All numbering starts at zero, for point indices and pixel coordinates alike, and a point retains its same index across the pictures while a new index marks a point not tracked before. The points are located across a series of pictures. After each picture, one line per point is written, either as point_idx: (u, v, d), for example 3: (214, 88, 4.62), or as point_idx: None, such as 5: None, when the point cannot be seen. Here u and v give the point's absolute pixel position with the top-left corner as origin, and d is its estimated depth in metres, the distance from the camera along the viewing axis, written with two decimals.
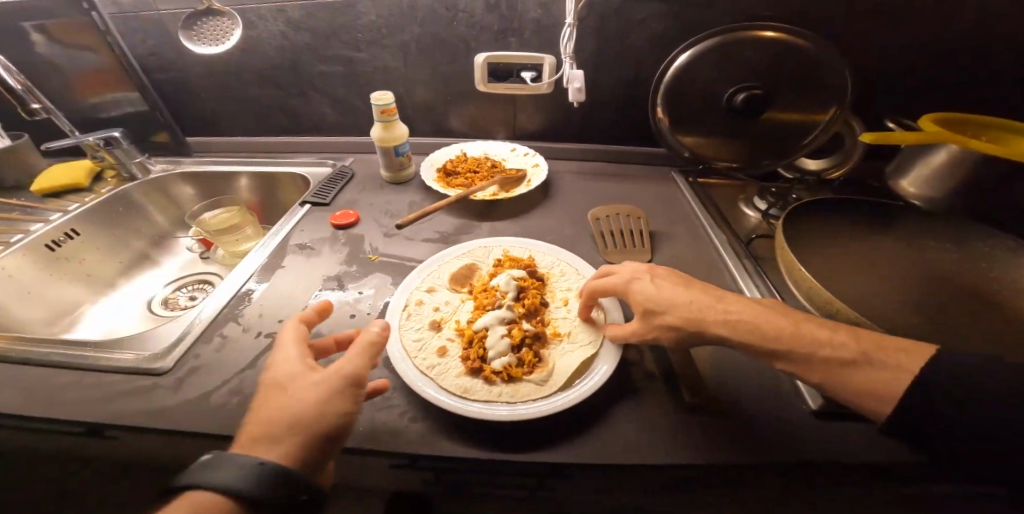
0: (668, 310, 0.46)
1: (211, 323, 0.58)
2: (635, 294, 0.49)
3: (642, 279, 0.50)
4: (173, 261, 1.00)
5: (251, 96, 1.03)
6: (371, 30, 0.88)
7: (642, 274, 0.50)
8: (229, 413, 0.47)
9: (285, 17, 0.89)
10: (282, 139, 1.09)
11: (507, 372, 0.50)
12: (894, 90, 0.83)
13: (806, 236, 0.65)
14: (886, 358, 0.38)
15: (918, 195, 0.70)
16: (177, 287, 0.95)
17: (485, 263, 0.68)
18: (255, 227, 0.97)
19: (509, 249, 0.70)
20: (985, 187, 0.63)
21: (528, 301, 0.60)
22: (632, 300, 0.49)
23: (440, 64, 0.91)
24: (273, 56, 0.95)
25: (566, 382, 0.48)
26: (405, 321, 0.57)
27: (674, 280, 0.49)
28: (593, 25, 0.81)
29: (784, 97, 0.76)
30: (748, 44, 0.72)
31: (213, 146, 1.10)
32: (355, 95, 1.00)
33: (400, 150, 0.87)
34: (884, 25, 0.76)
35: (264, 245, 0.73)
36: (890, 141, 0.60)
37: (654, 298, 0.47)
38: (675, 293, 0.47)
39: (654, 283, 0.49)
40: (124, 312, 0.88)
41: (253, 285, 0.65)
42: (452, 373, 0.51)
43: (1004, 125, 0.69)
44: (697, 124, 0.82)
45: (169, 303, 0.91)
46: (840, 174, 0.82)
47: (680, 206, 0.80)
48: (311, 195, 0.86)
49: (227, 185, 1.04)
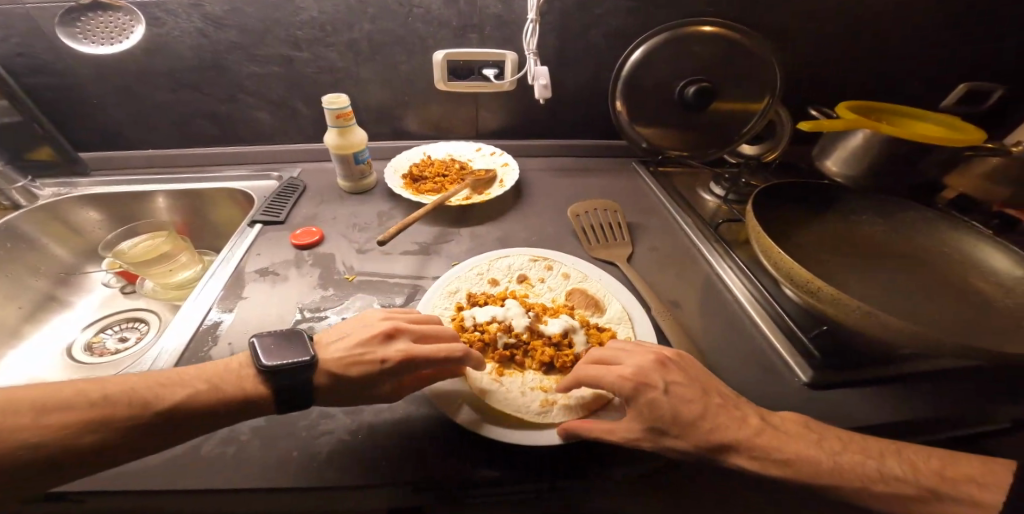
0: (671, 432, 0.40)
1: (175, 369, 0.51)
2: (653, 406, 0.40)
3: (652, 389, 0.41)
4: (87, 301, 0.84)
5: (164, 102, 0.88)
6: (313, 26, 0.80)
7: (655, 382, 0.41)
8: (228, 464, 0.42)
9: (204, 11, 0.77)
10: (208, 150, 0.96)
11: (462, 325, 0.55)
12: (815, 80, 0.94)
13: (778, 212, 0.68)
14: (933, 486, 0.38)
15: (841, 173, 0.81)
16: (100, 329, 0.80)
17: (596, 293, 0.61)
18: (190, 253, 0.85)
19: (619, 308, 0.58)
20: (897, 163, 0.74)
21: (541, 358, 0.52)
22: (631, 410, 0.41)
23: (395, 63, 0.86)
24: (189, 56, 0.82)
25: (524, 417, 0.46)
26: (508, 258, 0.67)
27: (686, 386, 0.42)
28: (553, 21, 0.81)
29: (725, 89, 0.82)
30: (693, 40, 0.77)
31: (119, 163, 0.93)
32: (297, 99, 0.91)
33: (360, 158, 0.81)
34: (805, 23, 0.85)
35: (215, 274, 0.64)
36: (822, 129, 0.67)
37: (678, 422, 0.40)
38: (708, 421, 0.40)
39: (665, 401, 0.41)
40: (37, 361, 0.73)
41: (215, 321, 0.57)
42: (438, 305, 0.58)
43: (900, 111, 0.81)
44: (652, 117, 0.86)
45: (93, 348, 0.77)
46: (774, 157, 0.91)
47: (646, 197, 0.84)
48: (260, 213, 0.77)
49: (144, 206, 0.89)
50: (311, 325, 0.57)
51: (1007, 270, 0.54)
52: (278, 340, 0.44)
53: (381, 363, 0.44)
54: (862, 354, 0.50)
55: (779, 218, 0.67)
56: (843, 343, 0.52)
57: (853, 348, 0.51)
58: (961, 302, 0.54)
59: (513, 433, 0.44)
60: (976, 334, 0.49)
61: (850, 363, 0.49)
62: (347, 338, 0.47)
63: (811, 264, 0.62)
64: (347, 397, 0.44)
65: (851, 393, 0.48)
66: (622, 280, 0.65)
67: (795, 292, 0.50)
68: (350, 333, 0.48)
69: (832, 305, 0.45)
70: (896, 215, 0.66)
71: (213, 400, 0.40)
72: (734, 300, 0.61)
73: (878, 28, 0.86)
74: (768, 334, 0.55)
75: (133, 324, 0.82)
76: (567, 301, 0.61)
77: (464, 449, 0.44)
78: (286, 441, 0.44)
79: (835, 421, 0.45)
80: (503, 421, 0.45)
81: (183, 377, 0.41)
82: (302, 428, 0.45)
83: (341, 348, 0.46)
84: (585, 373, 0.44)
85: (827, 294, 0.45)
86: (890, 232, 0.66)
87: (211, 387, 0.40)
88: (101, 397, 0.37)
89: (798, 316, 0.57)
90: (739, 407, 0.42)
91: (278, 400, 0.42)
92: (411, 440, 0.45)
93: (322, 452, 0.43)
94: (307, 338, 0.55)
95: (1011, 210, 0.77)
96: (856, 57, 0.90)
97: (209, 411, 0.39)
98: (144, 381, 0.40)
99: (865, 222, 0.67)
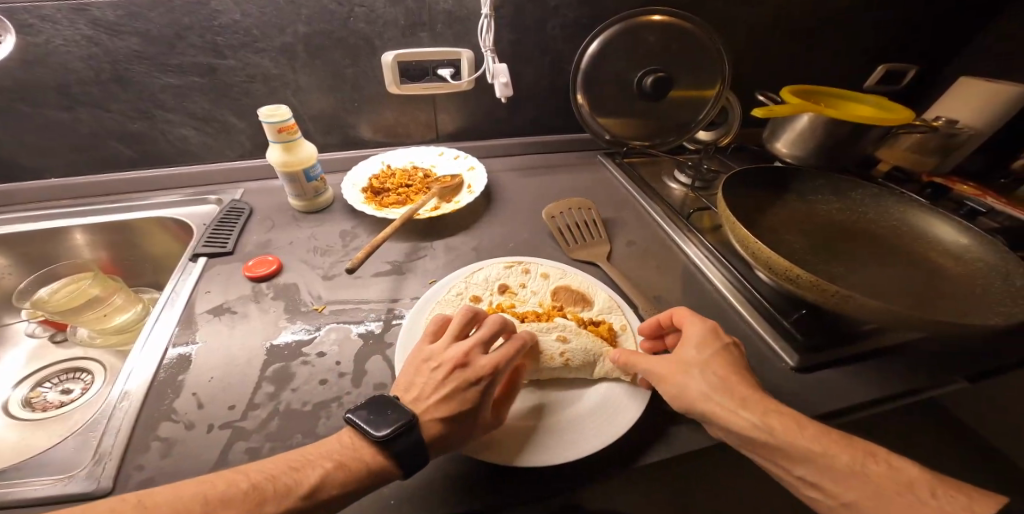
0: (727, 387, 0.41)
1: (136, 427, 0.44)
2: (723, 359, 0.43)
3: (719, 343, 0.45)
4: (10, 355, 0.72)
5: (62, 123, 0.75)
6: (237, 31, 0.71)
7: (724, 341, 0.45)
8: None
9: (93, 16, 0.66)
10: (129, 175, 0.83)
11: None
12: (760, 65, 0.97)
13: (745, 197, 0.70)
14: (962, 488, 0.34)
15: (791, 154, 0.85)
16: (34, 385, 0.69)
17: (587, 293, 0.59)
18: (125, 292, 0.74)
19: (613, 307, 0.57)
20: (840, 144, 0.80)
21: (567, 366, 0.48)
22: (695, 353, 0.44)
23: (338, 68, 0.79)
24: (83, 68, 0.70)
25: (553, 433, 0.43)
26: (485, 268, 0.63)
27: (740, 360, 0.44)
28: (507, 16, 0.78)
29: (680, 77, 0.83)
30: (643, 29, 0.77)
31: (20, 197, 0.79)
32: (227, 111, 0.81)
33: (311, 175, 0.74)
34: (749, 9, 0.87)
35: (159, 319, 0.56)
36: (775, 115, 0.70)
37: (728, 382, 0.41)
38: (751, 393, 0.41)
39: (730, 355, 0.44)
40: None
41: (168, 372, 0.50)
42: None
43: (837, 94, 0.88)
44: (614, 109, 0.85)
45: (33, 404, 0.65)
46: (728, 141, 0.95)
47: (616, 190, 0.85)
48: (202, 244, 0.68)
49: (60, 243, 0.77)
50: (284, 365, 0.51)
51: (954, 241, 0.61)
52: (376, 410, 0.40)
53: (475, 388, 0.42)
54: (837, 334, 0.54)
55: (747, 202, 0.70)
56: (820, 325, 0.55)
57: (829, 328, 0.55)
58: (917, 270, 0.60)
59: (545, 453, 0.41)
60: (931, 306, 0.54)
61: (828, 346, 0.52)
62: (424, 384, 0.43)
63: (778, 245, 0.65)
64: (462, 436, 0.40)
65: (832, 373, 0.51)
66: (606, 280, 0.65)
67: (777, 281, 0.51)
68: (421, 378, 0.43)
69: (812, 289, 0.47)
70: (850, 193, 0.71)
71: (349, 480, 0.36)
72: (714, 289, 0.63)
73: (814, 13, 0.91)
74: (750, 320, 0.57)
75: (76, 374, 0.71)
76: (555, 302, 0.59)
77: (477, 472, 0.42)
78: None
79: (819, 398, 0.48)
80: (521, 447, 0.42)
81: (318, 461, 0.37)
82: None
83: (426, 394, 0.42)
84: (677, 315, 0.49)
85: (806, 280, 0.47)
86: (844, 208, 0.71)
87: (335, 466, 0.36)
88: (252, 487, 0.34)
89: (775, 298, 0.59)
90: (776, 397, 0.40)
91: (401, 471, 0.38)
92: (424, 472, 0.42)
93: None
94: (283, 379, 0.50)
95: (938, 178, 0.88)
96: (792, 43, 0.95)
97: (345, 494, 0.36)
98: (290, 466, 0.36)
99: (820, 202, 0.72)
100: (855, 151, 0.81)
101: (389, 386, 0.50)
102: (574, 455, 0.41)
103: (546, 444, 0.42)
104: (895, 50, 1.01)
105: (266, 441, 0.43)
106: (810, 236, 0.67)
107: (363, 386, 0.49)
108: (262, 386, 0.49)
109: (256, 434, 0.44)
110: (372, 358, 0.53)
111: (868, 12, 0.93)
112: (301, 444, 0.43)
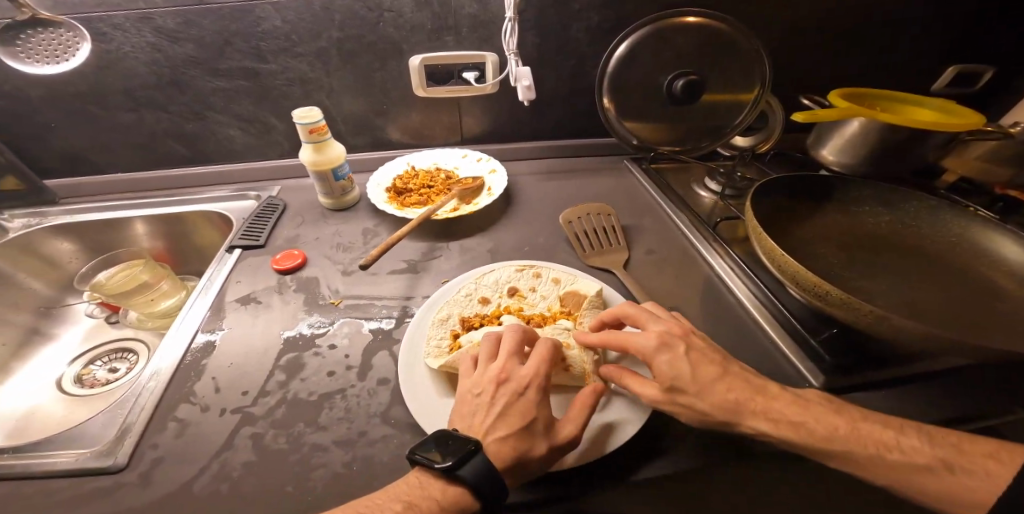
0: (717, 406, 0.40)
1: (160, 406, 0.48)
2: (688, 368, 0.42)
3: (675, 349, 0.43)
4: (72, 333, 0.80)
5: (129, 124, 0.85)
6: (277, 36, 0.76)
7: (678, 341, 0.44)
8: (218, 504, 0.39)
9: (156, 25, 0.73)
10: (183, 171, 0.92)
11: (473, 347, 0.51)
12: (807, 65, 0.91)
13: (778, 207, 0.65)
14: (954, 464, 0.35)
15: (838, 162, 0.79)
16: (87, 363, 0.76)
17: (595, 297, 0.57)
18: (172, 280, 0.81)
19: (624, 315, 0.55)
20: (891, 151, 0.73)
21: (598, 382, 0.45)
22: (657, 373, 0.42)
23: (368, 71, 0.82)
24: (146, 73, 0.78)
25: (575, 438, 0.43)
26: (497, 270, 0.62)
27: (700, 354, 0.43)
28: (532, 18, 0.78)
29: (713, 80, 0.79)
30: (676, 30, 0.74)
31: (92, 189, 0.89)
32: (268, 113, 0.87)
33: (339, 173, 0.77)
34: (793, 6, 0.82)
35: (194, 304, 0.61)
36: (816, 119, 0.65)
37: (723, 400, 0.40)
38: (748, 402, 0.40)
39: (690, 360, 0.42)
40: (28, 395, 0.70)
41: (199, 350, 0.54)
42: (432, 337, 0.53)
43: (896, 97, 0.80)
44: (641, 112, 0.83)
45: (84, 381, 0.73)
46: (768, 147, 0.90)
47: (641, 197, 0.82)
48: (239, 237, 0.73)
49: (123, 231, 0.85)
50: (297, 355, 0.54)
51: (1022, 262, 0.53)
52: (437, 442, 0.39)
53: (524, 399, 0.43)
54: (873, 355, 0.49)
55: (778, 209, 0.65)
56: (853, 345, 0.50)
57: (864, 350, 0.49)
58: (977, 292, 0.53)
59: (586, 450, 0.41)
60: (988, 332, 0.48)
61: (862, 365, 0.47)
62: (473, 411, 0.43)
63: (813, 260, 0.60)
64: (532, 450, 0.39)
65: (865, 399, 0.46)
66: (619, 288, 0.62)
67: (803, 298, 0.47)
68: (467, 408, 0.43)
69: (843, 308, 0.42)
70: (903, 204, 0.63)
71: None
72: (737, 303, 0.58)
73: (870, 9, 0.83)
74: (773, 336, 0.52)
75: (123, 353, 0.78)
76: (564, 307, 0.57)
77: None
78: (277, 480, 0.41)
79: None
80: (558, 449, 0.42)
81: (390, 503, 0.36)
82: (293, 465, 0.42)
83: (479, 420, 0.42)
84: (613, 336, 0.47)
85: (835, 296, 0.42)
86: (894, 222, 0.64)
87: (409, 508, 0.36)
88: None
89: (804, 316, 0.54)
90: (728, 404, 0.40)
91: (477, 503, 0.37)
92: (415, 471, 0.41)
93: (317, 487, 0.40)
94: (294, 368, 0.52)
95: (1014, 192, 0.78)
96: (843, 41, 0.87)
97: None
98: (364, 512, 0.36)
99: (867, 213, 0.65)
100: (912, 158, 0.73)
101: (392, 380, 0.50)
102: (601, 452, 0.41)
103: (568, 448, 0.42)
104: (970, 47, 0.90)
105: (271, 426, 0.45)
106: (852, 252, 0.61)
107: (367, 379, 0.51)
108: (275, 374, 0.51)
109: (262, 420, 0.46)
110: (379, 352, 0.54)
111: (937, 6, 0.84)
112: (302, 432, 0.45)
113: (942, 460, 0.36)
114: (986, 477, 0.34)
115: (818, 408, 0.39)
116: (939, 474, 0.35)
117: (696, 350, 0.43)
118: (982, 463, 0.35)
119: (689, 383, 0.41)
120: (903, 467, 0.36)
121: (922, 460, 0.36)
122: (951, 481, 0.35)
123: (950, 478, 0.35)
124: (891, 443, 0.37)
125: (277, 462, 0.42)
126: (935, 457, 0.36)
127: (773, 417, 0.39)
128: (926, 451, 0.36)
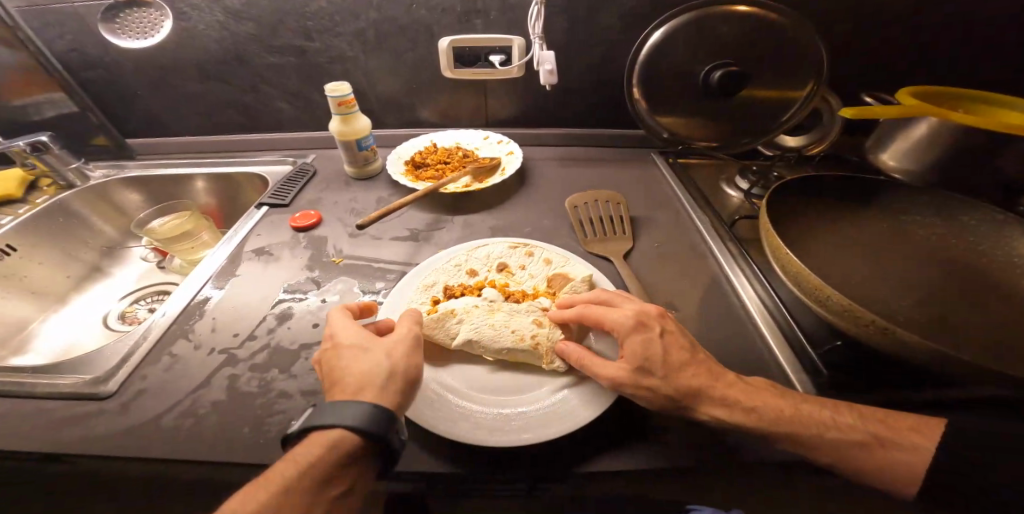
0: (678, 388, 0.39)
1: (159, 342, 0.53)
2: (659, 350, 0.41)
3: (650, 331, 0.42)
4: (127, 272, 0.92)
5: (195, 93, 0.95)
6: (321, 16, 0.81)
7: (654, 324, 0.43)
8: (187, 436, 0.43)
9: (224, 5, 0.81)
10: (235, 137, 1.01)
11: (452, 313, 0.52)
12: (875, 61, 0.80)
13: (806, 210, 0.58)
14: (885, 439, 0.36)
15: (900, 168, 0.70)
16: (133, 300, 0.87)
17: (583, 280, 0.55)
18: (212, 232, 0.90)
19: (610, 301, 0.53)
20: (963, 160, 0.63)
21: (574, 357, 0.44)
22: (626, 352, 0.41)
23: (401, 51, 0.85)
24: (217, 49, 0.87)
25: (535, 419, 0.41)
26: (492, 244, 0.62)
27: (673, 338, 0.42)
28: (563, 2, 0.76)
29: (759, 74, 0.72)
30: (718, 18, 0.67)
31: (160, 148, 1.01)
32: (311, 87, 0.93)
33: (363, 145, 0.81)
34: None
35: (215, 252, 0.67)
36: (869, 116, 0.56)
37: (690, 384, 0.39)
38: (708, 389, 0.39)
39: (663, 343, 0.41)
40: (83, 324, 0.82)
41: (207, 294, 0.60)
42: (414, 300, 0.54)
43: (983, 97, 0.68)
44: (674, 105, 0.77)
45: (126, 317, 0.83)
46: (819, 150, 0.79)
47: (661, 190, 0.77)
48: (268, 195, 0.79)
49: (180, 187, 0.96)
50: (290, 305, 0.57)
51: None
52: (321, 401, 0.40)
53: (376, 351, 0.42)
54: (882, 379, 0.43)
55: (807, 211, 0.58)
56: (863, 365, 0.44)
57: (873, 371, 0.43)
58: None
59: (549, 428, 0.40)
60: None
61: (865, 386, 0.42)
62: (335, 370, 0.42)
63: (837, 271, 0.53)
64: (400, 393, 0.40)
65: None
66: (615, 276, 0.59)
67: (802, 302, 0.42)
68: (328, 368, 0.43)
69: (844, 317, 0.37)
70: (960, 215, 0.55)
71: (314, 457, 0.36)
72: (741, 306, 0.53)
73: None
74: (771, 344, 0.48)
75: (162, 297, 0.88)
76: (549, 288, 0.56)
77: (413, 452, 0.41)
78: (242, 418, 0.44)
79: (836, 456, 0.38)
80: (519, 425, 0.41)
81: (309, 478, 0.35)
82: (258, 407, 0.45)
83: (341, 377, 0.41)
84: (591, 311, 0.46)
85: (837, 303, 0.37)
86: (949, 237, 0.55)
87: (332, 482, 0.36)
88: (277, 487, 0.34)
89: (814, 327, 0.49)
90: (690, 389, 0.39)
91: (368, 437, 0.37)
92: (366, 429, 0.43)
93: (272, 431, 0.43)
94: (284, 316, 0.55)
95: None
96: (921, 35, 0.76)
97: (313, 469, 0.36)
98: (283, 495, 0.34)
99: (917, 225, 0.57)
100: (987, 170, 0.63)
101: None
102: (555, 434, 0.39)
103: (527, 426, 0.40)
104: None
105: (250, 369, 0.49)
106: (887, 265, 0.53)
107: None
108: (267, 320, 0.55)
109: (243, 362, 0.50)
110: None
111: None
112: (274, 377, 0.48)
113: (874, 436, 0.36)
114: (913, 449, 0.36)
115: (760, 388, 0.40)
116: (869, 449, 0.36)
117: (669, 335, 0.42)
118: (909, 436, 0.36)
119: (658, 365, 0.40)
120: (840, 447, 0.36)
121: (856, 437, 0.36)
122: (882, 457, 0.36)
123: (880, 454, 0.36)
124: (830, 421, 0.37)
125: (245, 403, 0.45)
126: (868, 433, 0.36)
127: (725, 401, 0.38)
128: (859, 425, 0.37)
